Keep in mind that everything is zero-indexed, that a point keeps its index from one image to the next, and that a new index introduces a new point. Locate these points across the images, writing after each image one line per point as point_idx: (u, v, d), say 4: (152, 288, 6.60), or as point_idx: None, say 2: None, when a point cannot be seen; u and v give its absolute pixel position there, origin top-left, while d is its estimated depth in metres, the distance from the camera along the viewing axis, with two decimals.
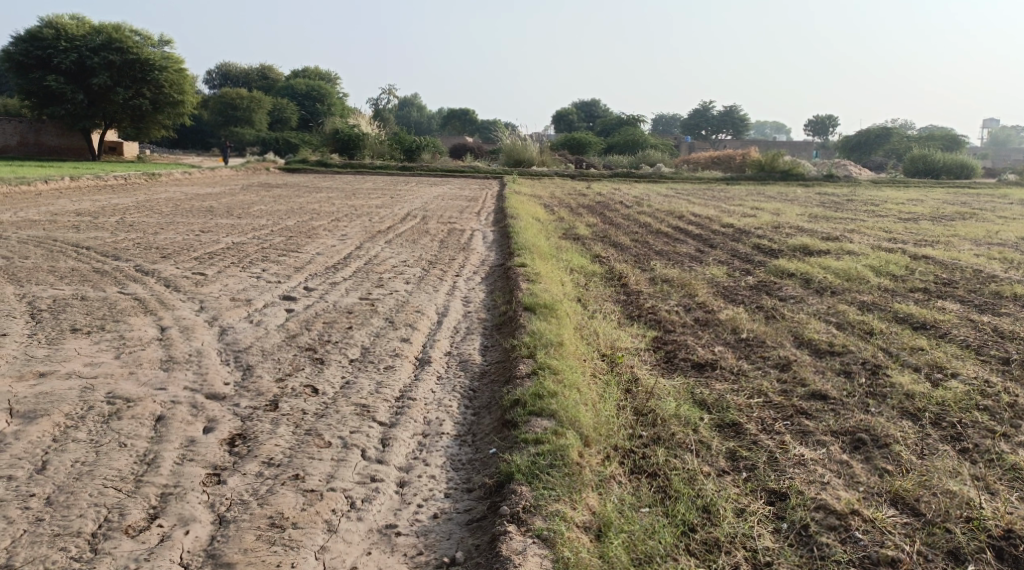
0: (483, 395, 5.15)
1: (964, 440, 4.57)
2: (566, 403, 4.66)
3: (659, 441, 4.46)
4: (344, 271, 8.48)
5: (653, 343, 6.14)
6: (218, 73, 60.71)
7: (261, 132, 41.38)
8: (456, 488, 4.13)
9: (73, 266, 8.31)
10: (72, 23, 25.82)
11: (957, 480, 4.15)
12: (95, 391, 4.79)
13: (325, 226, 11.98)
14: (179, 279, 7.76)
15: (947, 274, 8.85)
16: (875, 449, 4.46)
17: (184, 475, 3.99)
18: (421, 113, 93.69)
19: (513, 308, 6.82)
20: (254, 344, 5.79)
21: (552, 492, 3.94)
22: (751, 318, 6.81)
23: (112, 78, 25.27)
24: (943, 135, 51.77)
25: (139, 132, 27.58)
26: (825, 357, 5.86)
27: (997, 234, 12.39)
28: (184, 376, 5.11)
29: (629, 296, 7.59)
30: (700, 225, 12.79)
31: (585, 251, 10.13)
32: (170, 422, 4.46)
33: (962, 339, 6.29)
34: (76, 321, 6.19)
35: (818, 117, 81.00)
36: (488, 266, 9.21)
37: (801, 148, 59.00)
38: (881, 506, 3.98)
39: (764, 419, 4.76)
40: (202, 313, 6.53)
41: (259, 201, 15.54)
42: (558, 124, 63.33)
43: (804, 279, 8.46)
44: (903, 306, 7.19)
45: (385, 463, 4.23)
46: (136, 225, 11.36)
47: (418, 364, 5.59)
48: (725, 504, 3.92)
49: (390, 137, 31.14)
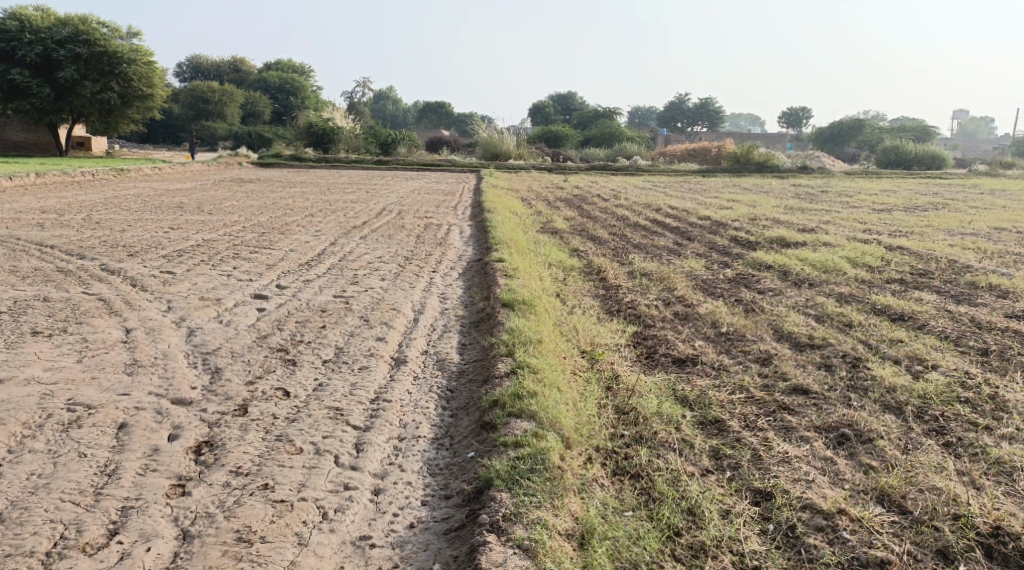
0: (461, 395, 5.01)
1: (948, 433, 4.49)
2: (546, 403, 4.52)
3: (641, 441, 4.34)
4: (318, 268, 8.31)
5: (632, 339, 6.02)
6: (189, 67, 59.94)
7: (233, 126, 40.83)
8: (433, 495, 3.99)
9: (36, 265, 8.05)
10: (37, 16, 25.30)
11: (942, 475, 4.07)
12: (54, 398, 4.60)
13: (298, 221, 11.77)
14: (146, 277, 7.54)
15: (923, 264, 8.81)
16: (860, 445, 4.37)
17: (146, 487, 3.82)
18: (395, 106, 93.04)
19: (490, 304, 6.68)
20: (223, 345, 5.60)
21: (532, 499, 3.81)
22: (731, 312, 6.71)
23: (78, 72, 24.78)
24: (915, 127, 52.21)
25: (108, 127, 27.11)
26: (806, 350, 5.77)
27: (970, 224, 12.41)
28: (150, 381, 4.92)
29: (608, 291, 7.46)
30: (677, 218, 12.71)
31: (563, 245, 10.00)
32: (133, 430, 4.28)
33: (941, 330, 6.22)
34: (38, 323, 5.97)
35: (791, 109, 81.41)
36: (465, 261, 9.06)
37: (775, 140, 59.22)
38: (868, 504, 3.89)
39: (747, 415, 4.66)
40: (169, 313, 6.33)
41: (230, 196, 15.25)
42: (534, 118, 63.13)
43: (782, 271, 8.38)
44: (881, 297, 7.13)
45: (359, 470, 4.07)
46: (103, 223, 11.08)
47: (394, 364, 5.44)
48: (711, 506, 3.80)
49: (364, 131, 30.82)
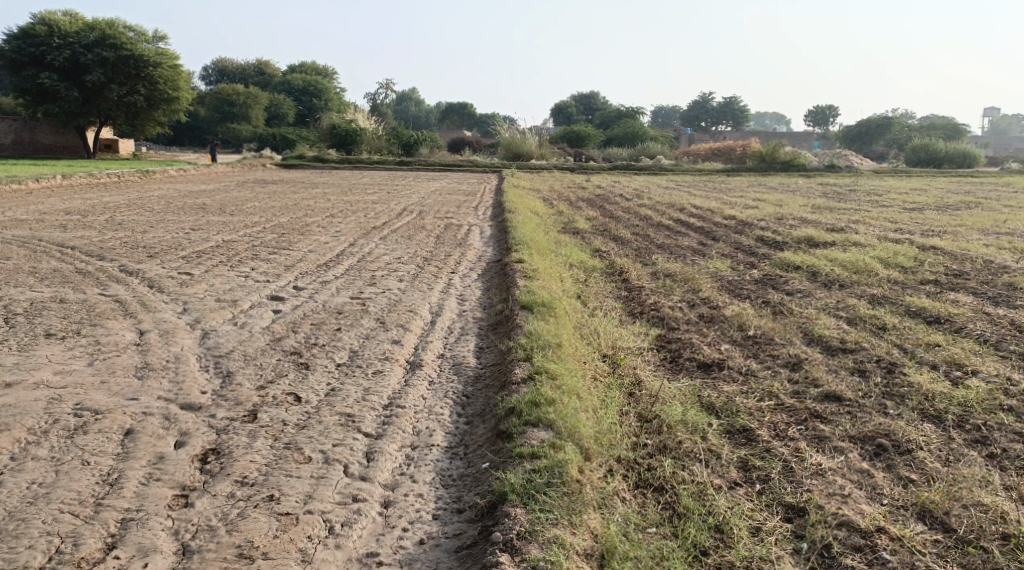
0: (477, 401, 4.84)
1: (990, 444, 4.26)
2: (565, 411, 4.34)
3: (665, 451, 4.15)
4: (336, 269, 8.17)
5: (656, 342, 5.82)
6: (213, 69, 60.31)
7: (258, 128, 41.00)
8: (446, 509, 3.82)
9: (55, 266, 8.00)
10: (66, 20, 25.45)
11: (988, 491, 3.85)
12: (61, 404, 4.47)
13: (319, 222, 11.66)
14: (164, 279, 7.44)
15: (957, 265, 8.52)
16: (897, 456, 4.15)
17: (147, 498, 3.69)
18: (417, 108, 93.33)
19: (510, 307, 6.50)
20: (236, 349, 5.47)
21: (549, 515, 3.63)
22: (758, 314, 6.49)
23: (106, 75, 24.89)
24: (944, 125, 51.51)
25: (134, 129, 27.25)
26: (838, 355, 5.54)
27: (1004, 223, 12.05)
28: (159, 386, 4.78)
29: (631, 292, 7.26)
30: (701, 217, 12.47)
31: (585, 245, 9.82)
32: (139, 436, 4.15)
33: (979, 334, 5.96)
34: (51, 326, 5.86)
35: (816, 109, 80.45)
36: (485, 262, 8.89)
37: (800, 139, 58.46)
38: (908, 521, 3.68)
39: (777, 424, 4.44)
40: (184, 315, 6.22)
41: (253, 197, 15.19)
42: (557, 119, 62.80)
43: (810, 271, 8.14)
44: (915, 299, 6.87)
45: (369, 481, 3.92)
46: (126, 224, 11.05)
47: (409, 368, 5.28)
48: (740, 522, 3.62)
49: (387, 132, 30.76)
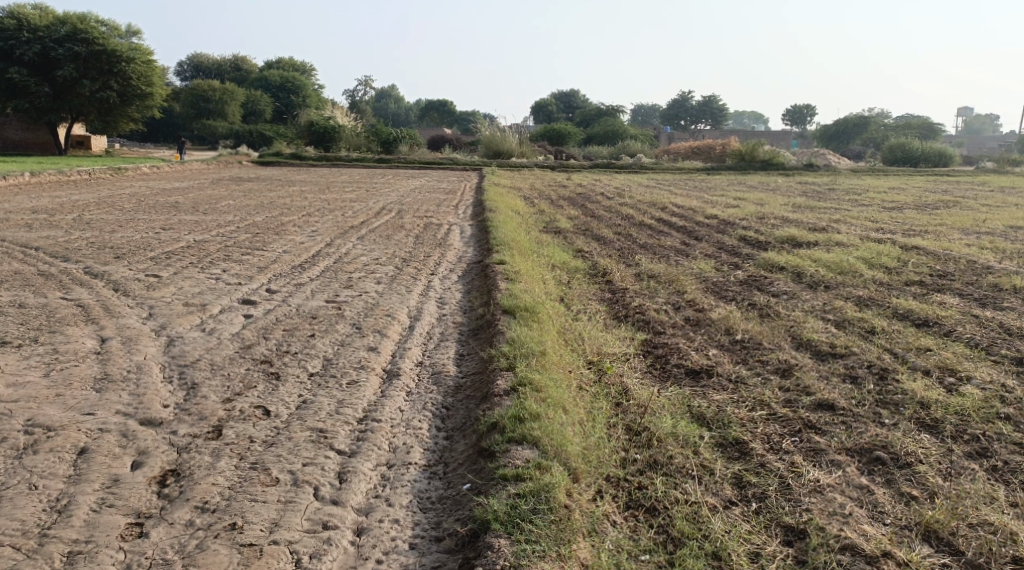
0: (457, 414, 4.59)
1: (991, 456, 4.07)
2: (551, 427, 4.10)
3: (656, 466, 3.93)
4: (312, 270, 7.89)
5: (642, 348, 5.58)
6: (189, 64, 59.56)
7: (234, 125, 40.43)
8: (423, 536, 3.57)
9: (17, 268, 7.67)
10: (36, 14, 24.90)
11: (994, 509, 3.66)
12: (12, 419, 4.18)
13: (295, 221, 11.35)
14: (130, 281, 7.13)
15: (941, 265, 8.36)
16: (897, 471, 3.94)
17: (98, 527, 3.44)
18: (396, 105, 92.80)
19: (490, 311, 6.26)
20: (203, 357, 5.18)
21: (534, 547, 3.40)
22: (746, 317, 6.27)
23: (77, 71, 24.37)
24: (921, 124, 51.77)
25: (107, 126, 26.68)
26: (828, 360, 5.33)
27: (984, 223, 11.94)
28: (118, 399, 4.49)
29: (614, 295, 7.04)
30: (683, 217, 12.26)
31: (567, 245, 9.59)
32: (92, 456, 3.87)
33: (969, 337, 5.78)
34: (8, 333, 5.55)
35: (794, 107, 80.76)
36: (464, 263, 8.66)
37: (778, 139, 58.44)
38: (913, 543, 3.48)
39: (770, 436, 4.22)
40: (149, 321, 5.91)
41: (228, 195, 14.82)
42: (537, 116, 62.59)
43: (795, 272, 7.94)
44: (902, 301, 6.69)
45: (341, 505, 3.66)
46: (94, 223, 10.68)
47: (386, 377, 5.01)
48: (737, 548, 3.42)
49: (365, 129, 30.35)
